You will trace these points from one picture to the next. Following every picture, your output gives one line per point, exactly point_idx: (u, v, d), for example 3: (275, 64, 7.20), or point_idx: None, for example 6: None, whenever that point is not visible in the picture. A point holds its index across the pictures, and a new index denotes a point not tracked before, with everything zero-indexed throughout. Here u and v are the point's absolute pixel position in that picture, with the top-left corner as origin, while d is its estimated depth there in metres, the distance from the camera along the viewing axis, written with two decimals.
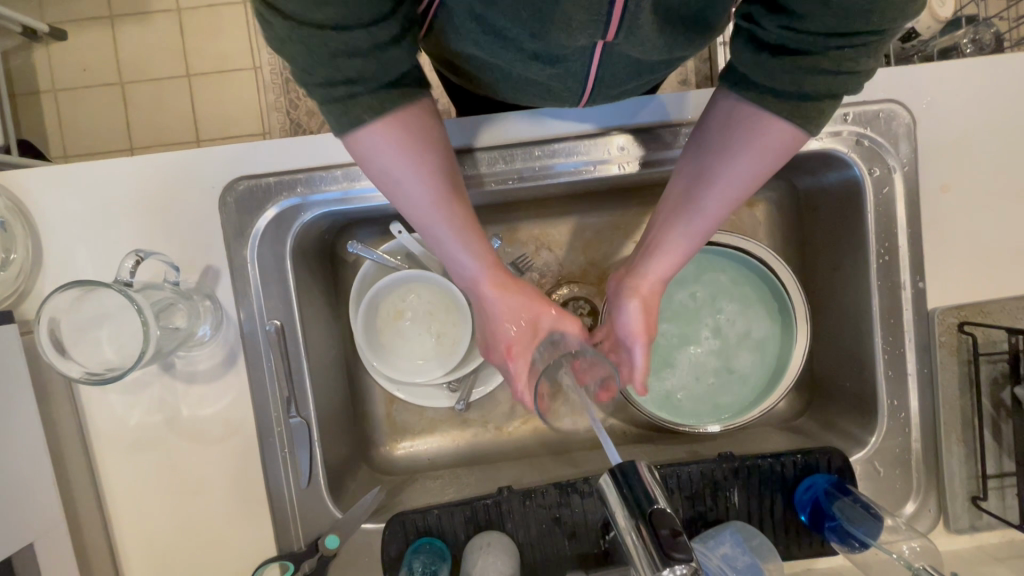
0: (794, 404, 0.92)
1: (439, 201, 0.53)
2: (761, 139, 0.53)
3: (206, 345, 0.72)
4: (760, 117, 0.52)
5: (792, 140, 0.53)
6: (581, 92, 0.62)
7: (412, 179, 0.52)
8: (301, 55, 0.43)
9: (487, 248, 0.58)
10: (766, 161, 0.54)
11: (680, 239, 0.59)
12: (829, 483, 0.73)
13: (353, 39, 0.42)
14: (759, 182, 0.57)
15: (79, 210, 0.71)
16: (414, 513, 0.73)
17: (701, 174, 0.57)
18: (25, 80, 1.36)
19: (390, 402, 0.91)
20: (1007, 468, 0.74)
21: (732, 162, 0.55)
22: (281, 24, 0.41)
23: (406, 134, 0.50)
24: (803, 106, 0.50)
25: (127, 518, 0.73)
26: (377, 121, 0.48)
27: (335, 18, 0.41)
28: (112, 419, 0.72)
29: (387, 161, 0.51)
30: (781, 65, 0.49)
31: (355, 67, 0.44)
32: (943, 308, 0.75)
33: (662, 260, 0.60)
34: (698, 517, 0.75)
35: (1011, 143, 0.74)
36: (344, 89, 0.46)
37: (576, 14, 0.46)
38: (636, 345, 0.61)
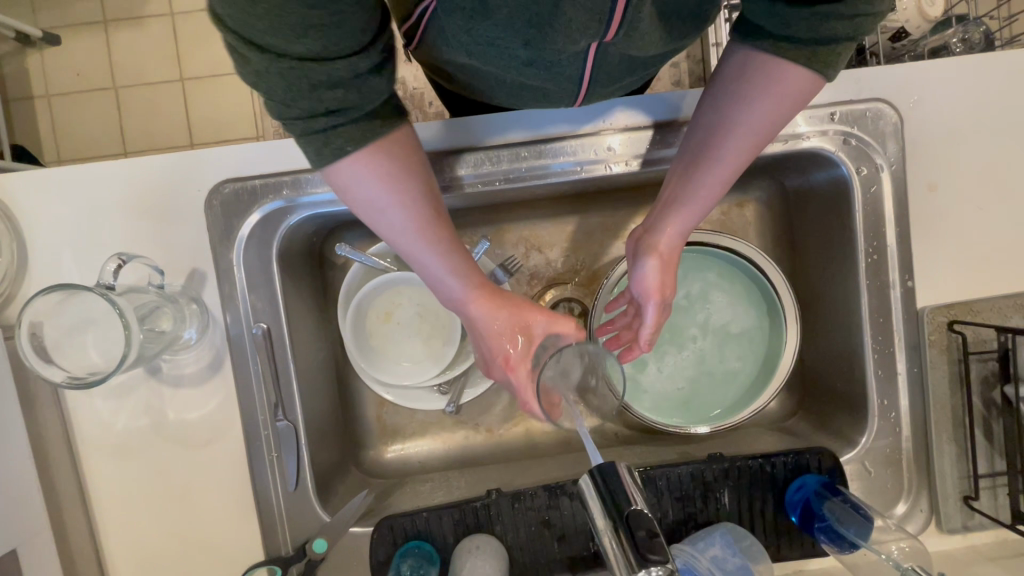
0: (786, 405, 0.92)
1: (424, 223, 0.53)
2: (778, 89, 0.53)
3: (193, 348, 0.72)
4: (776, 67, 0.52)
5: (808, 85, 0.53)
6: (577, 92, 0.62)
7: (396, 204, 0.51)
8: (280, 87, 0.43)
9: (474, 267, 0.58)
10: (784, 110, 0.54)
11: (701, 195, 0.59)
12: (819, 484, 0.73)
13: (334, 69, 0.42)
14: (775, 130, 0.57)
15: (64, 214, 0.71)
16: (403, 516, 0.72)
17: (718, 131, 0.56)
18: (19, 85, 1.36)
19: (380, 405, 0.91)
20: (999, 467, 0.74)
21: (747, 114, 0.54)
22: (258, 57, 0.41)
23: (386, 162, 0.50)
24: (819, 51, 0.50)
25: (113, 523, 0.72)
26: (357, 151, 0.48)
27: (314, 51, 0.41)
28: (97, 423, 0.72)
29: (369, 189, 0.50)
30: (800, 12, 0.48)
31: (336, 98, 0.44)
32: (932, 306, 0.74)
33: (681, 216, 0.60)
34: (688, 518, 0.75)
35: (999, 141, 0.74)
36: (324, 121, 0.46)
37: (579, 16, 0.45)
38: (653, 303, 0.63)
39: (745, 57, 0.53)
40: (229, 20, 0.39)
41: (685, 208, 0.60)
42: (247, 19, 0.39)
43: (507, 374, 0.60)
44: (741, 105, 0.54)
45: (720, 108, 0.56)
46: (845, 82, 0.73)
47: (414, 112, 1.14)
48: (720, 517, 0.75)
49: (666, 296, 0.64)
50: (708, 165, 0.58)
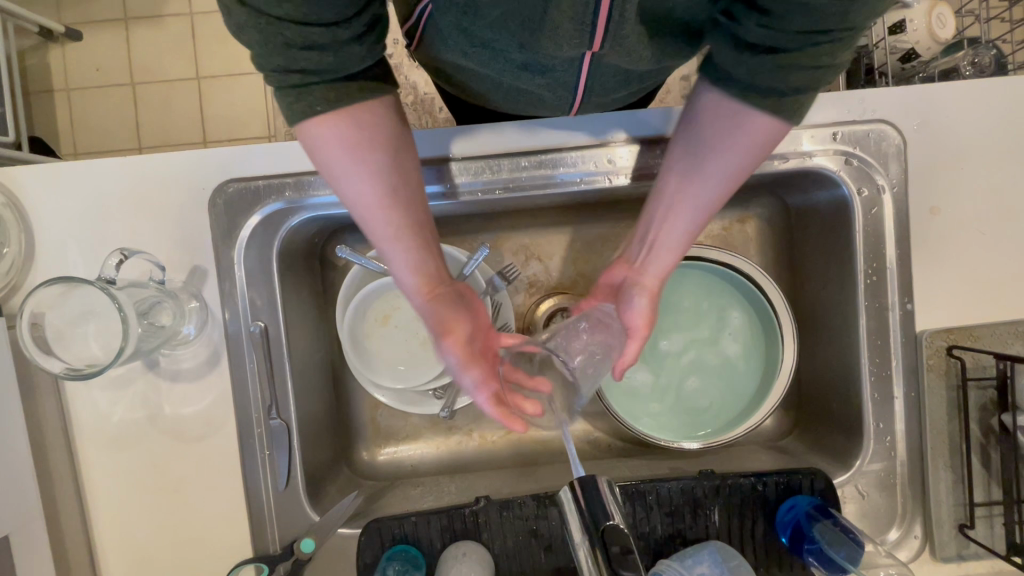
0: (782, 423, 0.91)
1: (383, 203, 0.53)
2: (747, 137, 0.53)
3: (192, 343, 0.73)
4: (741, 118, 0.52)
5: (774, 131, 0.53)
6: (572, 101, 0.63)
7: (355, 175, 0.51)
8: (256, 43, 0.43)
9: (431, 256, 0.58)
10: (755, 154, 0.55)
11: (677, 237, 0.61)
12: (810, 505, 0.72)
13: (312, 34, 0.42)
14: (745, 173, 0.58)
15: (74, 207, 0.72)
16: (391, 519, 0.73)
17: (690, 176, 0.58)
18: (39, 79, 1.39)
19: (375, 407, 0.91)
20: (995, 496, 0.73)
21: (715, 158, 0.55)
22: (239, 10, 0.41)
23: (357, 132, 0.49)
24: (783, 101, 0.50)
25: (104, 513, 0.73)
26: (326, 112, 0.48)
27: (292, 14, 0.41)
28: (95, 413, 0.73)
29: (329, 157, 0.50)
30: (761, 62, 0.47)
31: (311, 60, 0.44)
32: (932, 330, 0.74)
33: (660, 259, 0.63)
34: (677, 534, 0.74)
35: (1005, 165, 0.73)
36: (298, 77, 0.45)
37: (563, 23, 0.46)
38: (632, 340, 0.65)
39: (713, 106, 0.53)
40: None
41: (665, 250, 0.62)
42: None
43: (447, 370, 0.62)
44: (710, 152, 0.55)
45: (692, 153, 0.57)
46: (848, 102, 0.73)
47: (424, 116, 1.15)
48: (709, 535, 0.74)
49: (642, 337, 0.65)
50: (683, 209, 0.59)
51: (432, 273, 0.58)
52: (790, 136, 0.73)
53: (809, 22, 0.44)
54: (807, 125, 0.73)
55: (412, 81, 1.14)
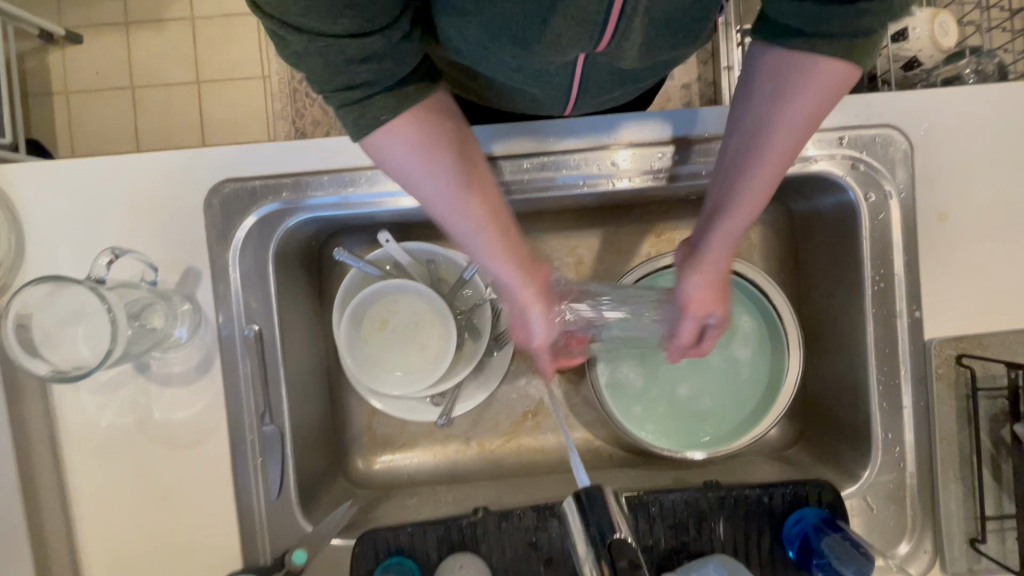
0: (787, 433, 0.89)
1: (455, 198, 0.51)
2: (816, 81, 0.50)
3: (183, 347, 0.71)
4: (809, 61, 0.50)
5: (845, 75, 0.50)
6: (565, 101, 0.63)
7: (427, 174, 0.50)
8: (317, 65, 0.43)
9: (525, 259, 0.57)
10: (825, 102, 0.52)
11: (753, 203, 0.56)
12: (819, 518, 0.70)
13: (366, 44, 0.43)
14: (816, 123, 0.54)
15: (65, 206, 0.71)
16: (386, 529, 0.70)
17: (757, 135, 0.54)
18: (38, 81, 1.38)
19: (371, 415, 0.89)
20: (1007, 509, 0.71)
21: (785, 112, 0.52)
22: (295, 38, 0.41)
23: (421, 135, 0.49)
24: (856, 44, 0.48)
25: (89, 523, 0.71)
26: (387, 122, 0.47)
27: (349, 29, 0.41)
28: (82, 419, 0.71)
29: (402, 163, 0.50)
30: (837, 10, 0.46)
31: (370, 70, 0.44)
32: (941, 339, 0.72)
33: (728, 228, 0.58)
34: (681, 548, 0.72)
35: (1013, 172, 0.72)
36: (358, 92, 0.45)
37: (568, 31, 0.46)
38: (691, 315, 0.65)
39: (777, 60, 0.51)
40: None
41: (732, 213, 0.57)
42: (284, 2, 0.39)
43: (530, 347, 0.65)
44: (782, 103, 0.52)
45: (762, 109, 0.53)
46: (854, 107, 0.72)
47: None
48: (715, 549, 0.72)
49: (716, 323, 0.66)
50: (754, 172, 0.55)
51: (534, 281, 0.58)
52: None
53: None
54: None
55: None
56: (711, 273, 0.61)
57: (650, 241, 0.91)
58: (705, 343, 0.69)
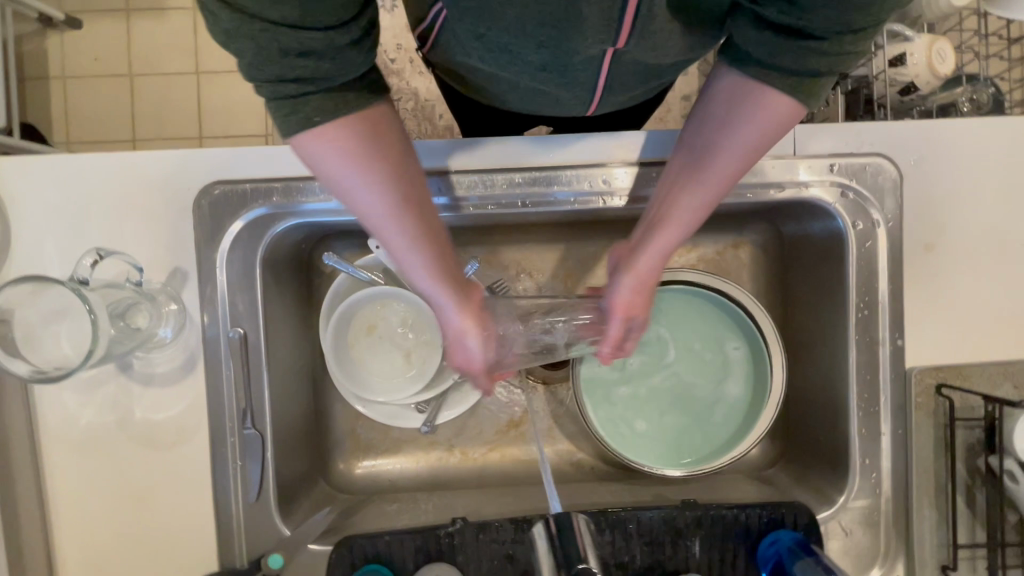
0: (768, 453, 0.90)
1: (393, 210, 0.51)
2: (764, 111, 0.51)
3: (168, 347, 0.71)
4: (763, 92, 0.50)
5: (792, 111, 0.52)
6: (590, 101, 0.65)
7: (364, 186, 0.49)
8: (249, 51, 0.41)
9: (443, 261, 0.55)
10: (769, 134, 0.53)
11: (689, 213, 0.56)
12: (793, 541, 0.70)
13: (308, 38, 0.41)
14: (760, 153, 0.55)
15: (53, 200, 0.70)
16: (364, 536, 0.71)
17: (709, 151, 0.54)
18: (35, 66, 1.37)
19: (355, 419, 0.89)
20: (979, 539, 0.72)
21: (736, 133, 0.53)
22: (228, 16, 0.40)
23: (354, 143, 0.47)
24: (804, 81, 0.49)
25: (65, 519, 0.71)
26: (325, 124, 0.46)
27: (289, 18, 0.40)
28: (61, 415, 0.71)
29: (332, 167, 0.48)
30: (787, 44, 0.47)
31: (306, 67, 0.43)
32: (921, 367, 0.73)
33: (667, 234, 0.57)
34: (656, 565, 0.72)
35: (1000, 204, 0.73)
36: (293, 87, 0.44)
37: (593, 18, 0.49)
38: (614, 320, 0.64)
39: (734, 83, 0.52)
40: None
41: (665, 224, 0.57)
42: None
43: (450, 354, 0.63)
44: (723, 129, 0.53)
45: (706, 130, 0.54)
46: (845, 134, 0.73)
47: (424, 124, 1.14)
48: (690, 566, 0.73)
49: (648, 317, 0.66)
50: (702, 183, 0.55)
51: (447, 276, 0.56)
52: (787, 165, 0.72)
53: (837, 9, 0.44)
54: (806, 155, 0.72)
55: (413, 87, 1.13)
56: (642, 275, 0.60)
57: None
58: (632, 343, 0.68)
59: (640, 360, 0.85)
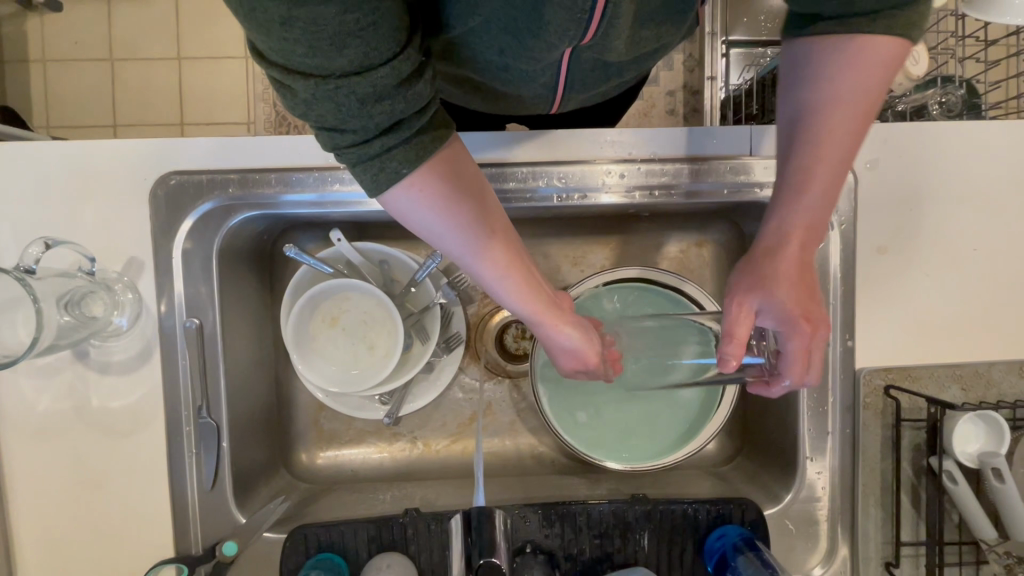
0: (726, 449, 0.91)
1: (484, 246, 0.50)
2: (854, 58, 0.48)
3: (124, 336, 0.71)
4: (846, 42, 0.48)
5: (890, 48, 0.48)
6: (552, 100, 0.67)
7: (454, 229, 0.49)
8: (330, 113, 0.40)
9: (535, 284, 0.56)
10: (871, 81, 0.49)
11: (804, 182, 0.52)
12: (739, 537, 0.72)
13: (378, 79, 0.39)
14: (870, 104, 0.50)
15: (9, 187, 0.70)
16: (319, 525, 0.72)
17: (804, 116, 0.51)
18: (13, 48, 1.36)
19: (319, 409, 0.90)
20: (921, 536, 0.74)
21: (828, 90, 0.50)
22: (304, 86, 0.39)
23: (445, 187, 0.46)
24: (901, 15, 0.47)
25: (22, 504, 0.72)
26: (413, 174, 0.45)
27: (355, 61, 0.38)
28: (19, 402, 0.71)
29: (424, 217, 0.48)
30: None
31: (385, 111, 0.41)
32: (870, 368, 0.74)
33: (781, 211, 0.53)
34: (605, 557, 0.74)
35: (956, 209, 0.74)
36: (378, 142, 0.43)
37: (557, 16, 0.47)
38: (732, 306, 0.57)
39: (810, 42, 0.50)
40: (273, 55, 0.38)
41: (783, 200, 0.53)
42: (286, 46, 0.37)
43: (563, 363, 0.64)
44: (823, 97, 0.50)
45: (799, 97, 0.51)
46: None
47: None
48: (638, 560, 0.74)
49: (818, 327, 0.56)
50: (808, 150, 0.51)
51: (541, 298, 0.56)
52: (740, 166, 0.75)
53: None
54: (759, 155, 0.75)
55: None
56: (787, 272, 0.54)
57: (605, 254, 0.92)
58: (795, 362, 0.57)
59: None
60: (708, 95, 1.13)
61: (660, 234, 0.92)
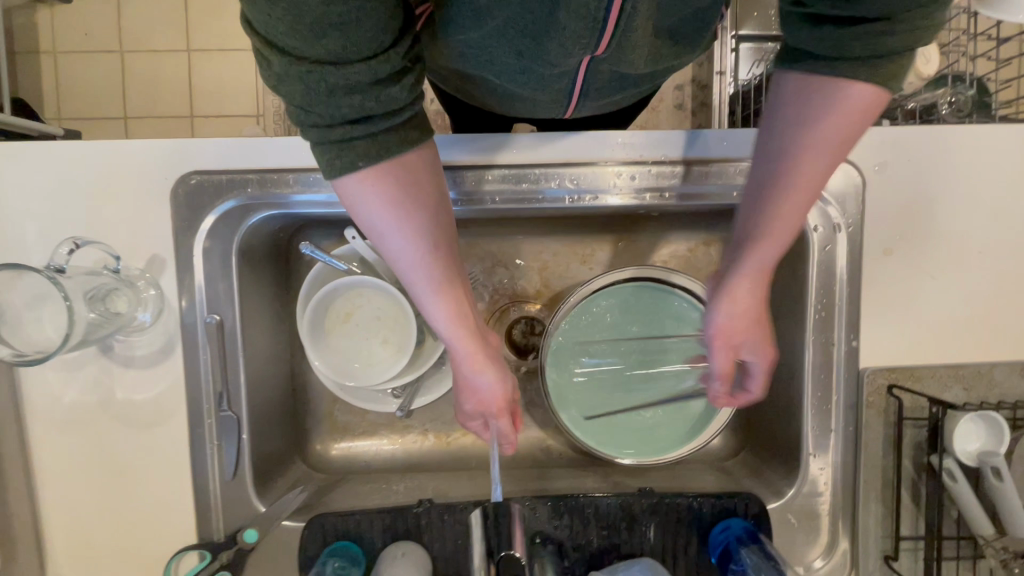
0: (730, 443, 0.93)
1: (422, 254, 0.52)
2: (838, 105, 0.51)
3: (147, 331, 0.73)
4: (830, 87, 0.51)
5: (870, 96, 0.51)
6: (567, 105, 0.67)
7: (397, 231, 0.51)
8: (298, 93, 0.43)
9: (467, 306, 0.57)
10: (850, 129, 0.52)
11: (783, 226, 0.55)
12: (742, 530, 0.74)
13: (353, 73, 0.42)
14: (844, 152, 0.54)
15: (35, 186, 0.72)
16: (336, 515, 0.74)
17: (785, 159, 0.54)
18: (26, 39, 1.36)
19: (333, 402, 0.93)
20: (920, 531, 0.76)
21: (812, 133, 0.52)
22: (279, 62, 0.41)
23: (395, 187, 0.49)
24: (883, 65, 0.49)
25: (50, 493, 0.74)
26: (367, 168, 0.47)
27: (333, 52, 0.40)
28: (47, 394, 0.74)
29: (369, 212, 0.50)
30: (849, 32, 0.48)
31: (354, 105, 0.44)
32: (874, 368, 0.76)
33: (758, 252, 0.56)
34: (612, 547, 0.76)
35: (963, 212, 0.75)
36: (341, 131, 0.45)
37: (575, 23, 0.48)
38: (715, 346, 0.62)
39: (799, 84, 0.52)
40: (259, 27, 0.40)
41: (760, 242, 0.56)
42: (271, 22, 0.39)
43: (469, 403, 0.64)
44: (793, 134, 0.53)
45: (783, 138, 0.54)
46: None
47: None
48: (644, 551, 0.76)
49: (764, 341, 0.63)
50: (788, 194, 0.54)
51: (468, 324, 0.57)
52: None
53: None
54: None
55: None
56: (753, 306, 0.59)
57: (613, 252, 0.94)
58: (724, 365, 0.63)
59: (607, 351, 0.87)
60: (718, 91, 1.14)
61: (669, 233, 0.93)
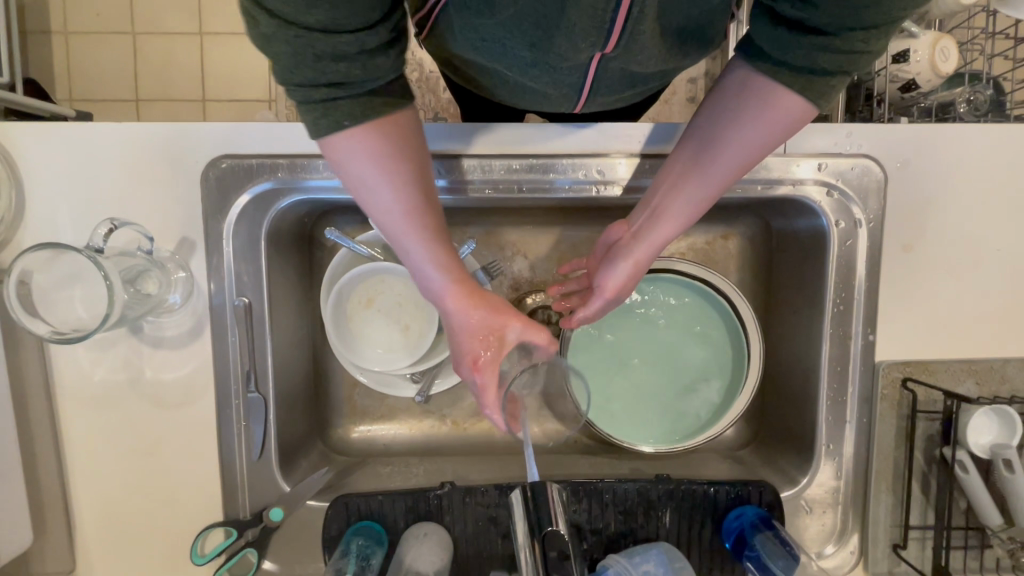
0: (742, 434, 0.95)
1: (411, 208, 0.53)
2: (771, 111, 0.54)
3: (176, 313, 0.75)
4: (772, 91, 0.53)
5: (803, 112, 0.54)
6: (576, 100, 0.68)
7: (386, 185, 0.52)
8: (286, 56, 0.44)
9: (456, 260, 0.56)
10: (773, 134, 0.56)
11: (686, 206, 0.60)
12: (756, 516, 0.76)
13: (342, 43, 0.43)
14: (762, 153, 0.58)
15: (65, 167, 0.72)
16: (358, 497, 0.76)
17: (711, 145, 0.57)
18: (37, 18, 1.36)
19: (353, 386, 0.94)
20: (929, 521, 0.78)
21: (742, 128, 0.55)
22: (268, 23, 0.42)
23: (383, 143, 0.50)
24: (814, 80, 0.51)
25: (79, 469, 0.76)
26: (352, 126, 0.48)
27: (322, 22, 0.42)
28: (77, 372, 0.75)
29: (358, 169, 0.51)
30: (797, 41, 0.49)
31: (341, 72, 0.45)
32: (888, 362, 0.77)
33: (661, 225, 0.61)
34: (629, 532, 0.78)
35: (981, 209, 0.76)
36: (326, 90, 0.46)
37: (581, 20, 0.50)
38: (600, 297, 0.66)
39: (745, 76, 0.54)
40: None
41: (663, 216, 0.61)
42: None
43: (473, 374, 0.58)
44: (725, 125, 0.56)
45: (717, 122, 0.57)
46: (836, 133, 0.75)
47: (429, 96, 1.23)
48: (660, 535, 0.78)
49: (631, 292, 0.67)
50: (697, 178, 0.59)
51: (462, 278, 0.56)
52: (784, 162, 0.75)
53: (844, 7, 0.46)
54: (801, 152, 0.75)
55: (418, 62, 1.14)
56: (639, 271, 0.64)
57: None
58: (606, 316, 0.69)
59: (623, 341, 0.89)
60: None
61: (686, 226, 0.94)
